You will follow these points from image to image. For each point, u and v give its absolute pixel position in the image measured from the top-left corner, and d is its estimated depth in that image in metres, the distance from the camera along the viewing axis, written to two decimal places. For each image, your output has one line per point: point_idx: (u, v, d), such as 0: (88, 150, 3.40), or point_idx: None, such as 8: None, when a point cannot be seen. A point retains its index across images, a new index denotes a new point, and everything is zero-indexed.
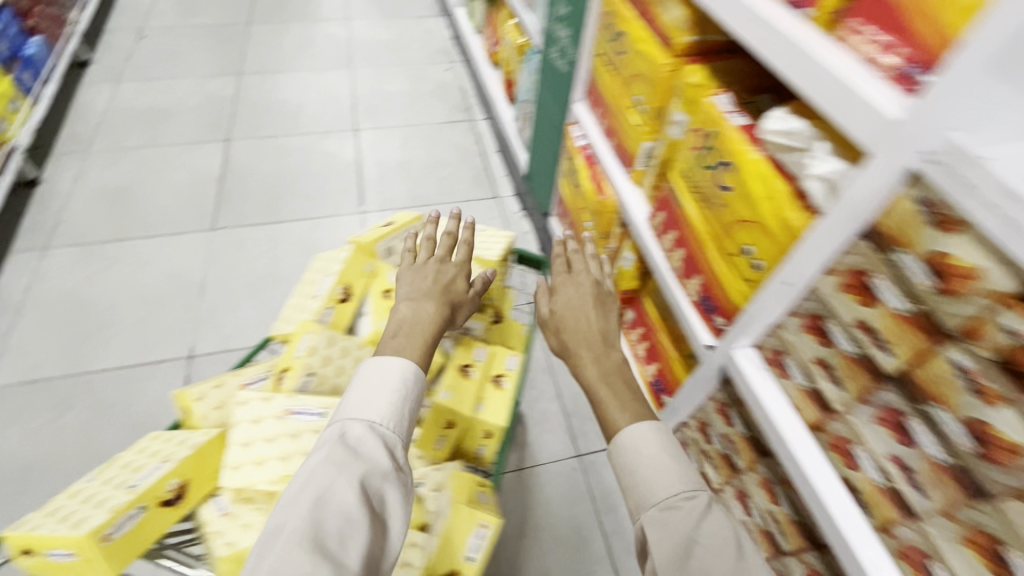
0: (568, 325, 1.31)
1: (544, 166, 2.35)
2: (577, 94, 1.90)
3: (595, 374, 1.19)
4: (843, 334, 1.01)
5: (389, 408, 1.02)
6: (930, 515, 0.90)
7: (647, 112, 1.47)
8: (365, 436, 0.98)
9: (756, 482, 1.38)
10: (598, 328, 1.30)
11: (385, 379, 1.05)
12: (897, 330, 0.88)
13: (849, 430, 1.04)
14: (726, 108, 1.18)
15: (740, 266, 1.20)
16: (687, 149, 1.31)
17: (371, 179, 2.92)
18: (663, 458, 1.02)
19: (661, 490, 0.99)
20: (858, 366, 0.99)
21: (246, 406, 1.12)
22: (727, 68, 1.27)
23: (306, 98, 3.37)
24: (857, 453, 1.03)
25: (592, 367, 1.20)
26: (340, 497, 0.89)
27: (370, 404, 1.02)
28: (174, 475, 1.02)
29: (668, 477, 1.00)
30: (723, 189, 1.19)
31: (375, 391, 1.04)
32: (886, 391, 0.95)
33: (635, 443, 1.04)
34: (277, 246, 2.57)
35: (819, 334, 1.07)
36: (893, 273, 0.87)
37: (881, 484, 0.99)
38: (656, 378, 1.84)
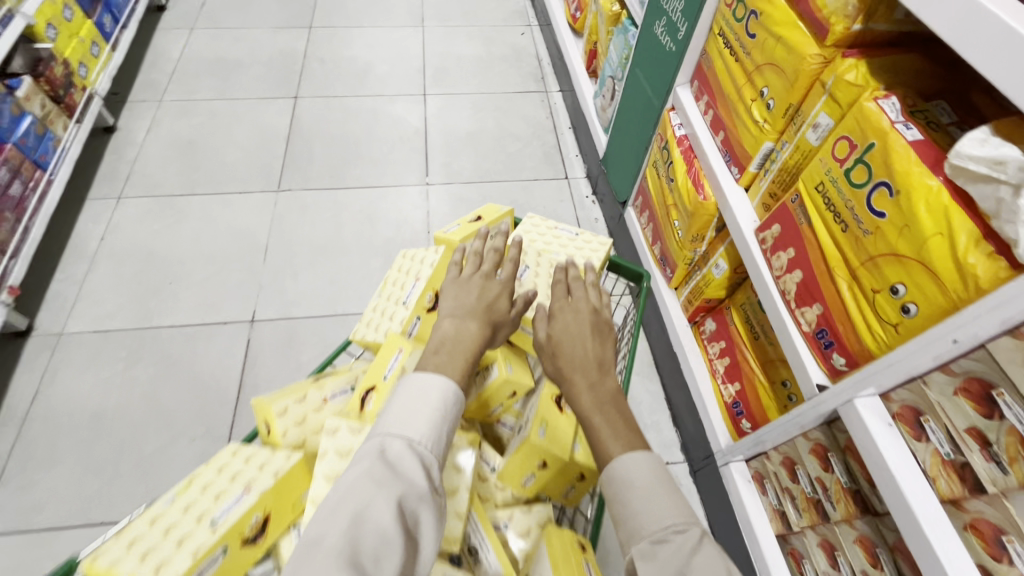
0: (564, 351, 1.00)
1: (628, 152, 2.17)
2: (682, 77, 1.71)
3: (592, 404, 0.93)
4: (1019, 409, 0.84)
5: (433, 423, 0.84)
6: None
7: (776, 109, 1.28)
8: (405, 454, 0.79)
9: (853, 537, 1.23)
10: (594, 355, 1.00)
11: (428, 388, 0.86)
12: None
13: (1000, 515, 0.89)
14: (892, 116, 0.98)
15: (881, 306, 1.02)
16: (828, 159, 1.12)
17: (438, 148, 2.80)
18: (650, 487, 0.83)
19: (650, 525, 0.80)
20: None
21: (333, 434, 0.91)
22: (895, 65, 1.05)
23: (376, 56, 3.25)
24: (1008, 545, 0.87)
25: (591, 400, 0.94)
26: (374, 533, 0.70)
27: (409, 417, 0.83)
28: (257, 512, 0.86)
29: (657, 510, 0.81)
30: (873, 214, 1.01)
31: (416, 400, 0.85)
32: None
33: (617, 472, 0.86)
34: (341, 213, 2.51)
35: (983, 402, 0.90)
36: None
37: None
38: (735, 399, 1.69)
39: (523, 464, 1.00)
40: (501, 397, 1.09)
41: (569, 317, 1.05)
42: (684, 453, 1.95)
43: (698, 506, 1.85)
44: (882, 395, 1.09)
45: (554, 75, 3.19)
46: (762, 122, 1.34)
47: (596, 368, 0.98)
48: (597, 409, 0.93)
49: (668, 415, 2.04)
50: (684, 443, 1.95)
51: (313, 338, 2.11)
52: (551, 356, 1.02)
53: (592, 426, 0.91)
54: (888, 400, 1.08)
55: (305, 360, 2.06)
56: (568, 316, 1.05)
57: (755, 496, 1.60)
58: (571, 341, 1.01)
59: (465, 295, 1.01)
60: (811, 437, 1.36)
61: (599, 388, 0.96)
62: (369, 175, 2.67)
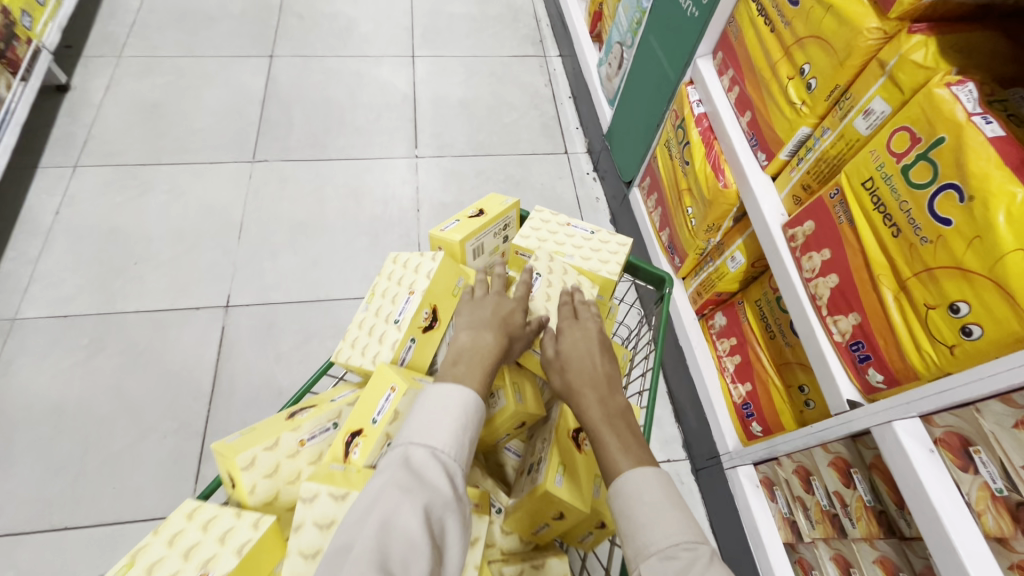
0: (573, 364, 0.88)
1: (636, 128, 2.00)
2: (704, 48, 1.54)
3: (605, 420, 0.81)
4: None
5: (458, 429, 0.73)
6: None
7: (819, 90, 1.13)
8: (430, 463, 0.68)
9: (873, 559, 1.16)
10: (605, 372, 0.88)
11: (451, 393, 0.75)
12: None
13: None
14: (967, 107, 0.84)
15: (935, 324, 0.91)
16: (880, 152, 0.99)
17: (428, 117, 2.59)
18: (658, 501, 0.71)
19: (655, 542, 0.67)
20: None
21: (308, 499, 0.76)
22: (969, 45, 0.90)
23: (360, 12, 2.97)
24: None
25: (601, 415, 0.82)
26: (402, 548, 0.58)
27: (430, 423, 0.72)
28: None
29: (662, 527, 0.69)
30: (936, 220, 0.88)
31: (437, 405, 0.74)
32: None
33: (623, 484, 0.74)
34: (323, 187, 2.32)
35: None
36: None
37: None
38: (745, 400, 1.60)
39: (535, 513, 0.87)
40: (507, 426, 0.96)
41: (575, 334, 0.92)
42: (686, 450, 1.87)
43: (699, 505, 1.78)
44: (924, 419, 0.99)
45: (553, 38, 2.95)
46: (800, 104, 1.19)
47: (608, 387, 0.86)
48: (608, 423, 0.81)
49: (670, 410, 1.95)
50: (687, 440, 1.86)
51: (293, 326, 1.96)
52: (558, 373, 0.89)
53: (605, 450, 0.79)
54: (930, 424, 0.98)
55: (284, 350, 1.91)
56: (577, 333, 0.92)
57: (763, 501, 1.52)
58: (580, 355, 0.89)
59: (479, 309, 0.91)
60: (831, 450, 1.27)
61: (612, 406, 0.84)
62: (352, 145, 2.46)
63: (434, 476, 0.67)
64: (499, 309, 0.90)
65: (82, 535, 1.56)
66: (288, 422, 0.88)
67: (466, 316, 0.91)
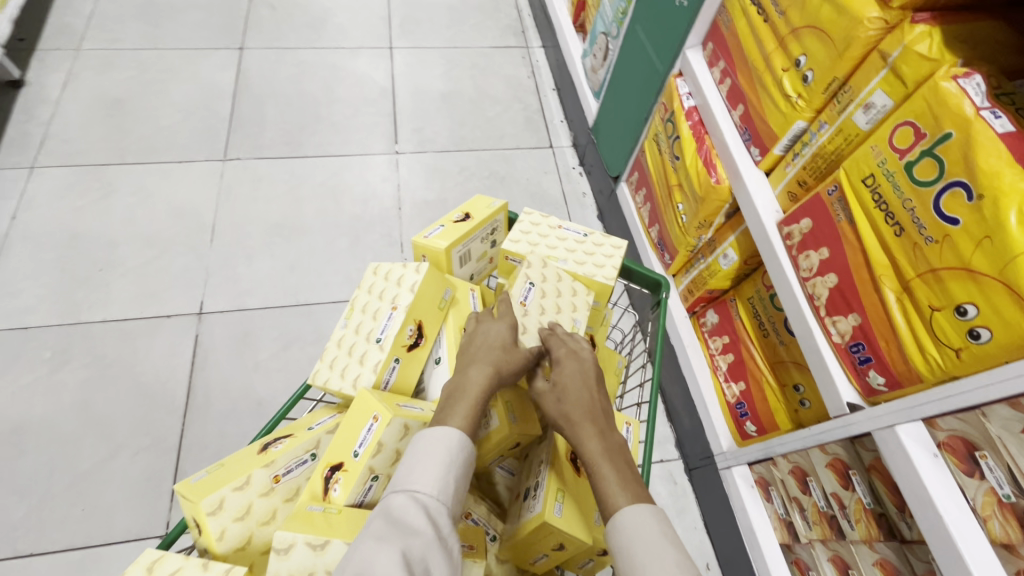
0: (570, 393, 0.83)
1: (623, 121, 1.95)
2: (693, 38, 1.48)
3: (604, 454, 0.77)
4: None
5: (442, 474, 0.72)
6: None
7: (816, 83, 1.09)
8: (411, 508, 0.67)
9: (873, 561, 1.14)
10: (602, 404, 0.84)
11: (433, 436, 0.74)
12: None
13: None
14: (975, 101, 0.81)
15: (940, 326, 0.87)
16: (882, 148, 0.95)
17: (408, 111, 2.50)
18: (652, 538, 0.69)
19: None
20: None
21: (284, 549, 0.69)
22: (974, 36, 0.87)
23: (334, 2, 2.85)
24: None
25: (601, 449, 0.77)
26: None
27: (413, 469, 0.72)
28: None
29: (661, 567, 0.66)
30: (942, 219, 0.84)
31: (420, 449, 0.74)
32: None
33: (619, 522, 0.71)
34: (299, 186, 2.22)
35: None
36: None
37: None
38: (739, 399, 1.57)
39: (533, 543, 0.83)
40: (501, 448, 0.91)
41: (573, 364, 0.86)
42: (679, 450, 1.85)
43: (693, 505, 1.76)
44: (926, 422, 0.97)
45: (535, 29, 2.88)
46: (795, 97, 1.15)
47: (604, 421, 0.82)
48: (605, 456, 0.77)
49: (662, 409, 1.92)
50: (679, 439, 1.83)
51: (271, 333, 1.88)
52: (551, 403, 0.83)
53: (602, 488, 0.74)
54: (933, 428, 0.95)
55: (262, 358, 1.83)
56: (574, 363, 0.86)
57: (758, 501, 1.50)
58: (577, 385, 0.84)
59: (474, 340, 0.85)
60: (829, 451, 1.25)
61: (610, 439, 0.79)
62: (329, 142, 2.36)
63: (414, 521, 0.66)
64: (492, 338, 0.85)
65: (49, 562, 1.47)
66: (260, 457, 0.81)
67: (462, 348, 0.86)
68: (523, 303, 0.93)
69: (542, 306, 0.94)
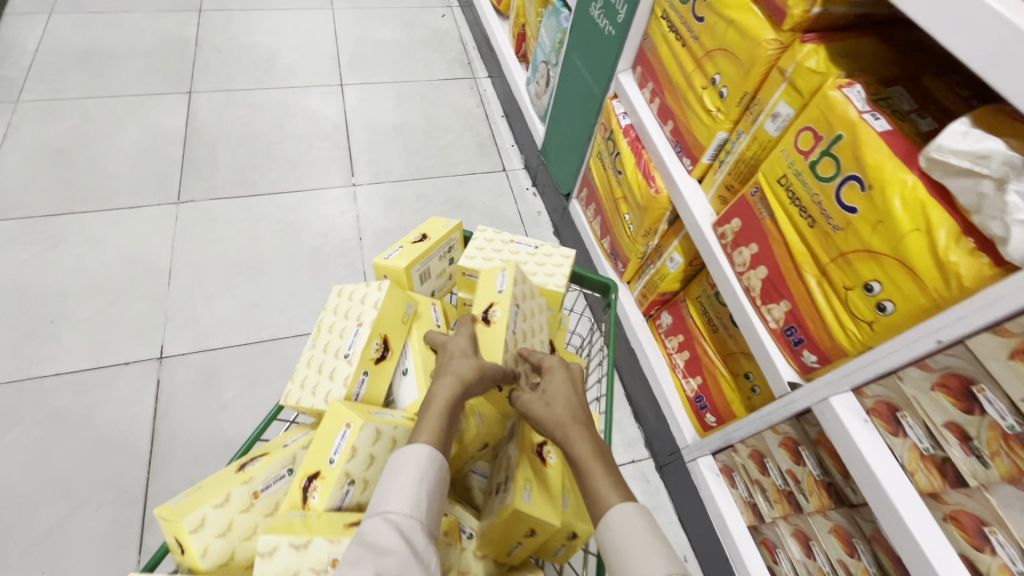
0: (558, 400, 0.88)
1: (569, 142, 2.07)
2: (623, 63, 1.61)
3: (594, 456, 0.81)
4: (1000, 404, 0.83)
5: (416, 493, 0.75)
6: None
7: (730, 97, 1.22)
8: (384, 530, 0.70)
9: (828, 529, 1.22)
10: (584, 408, 0.89)
11: (404, 460, 0.77)
12: None
13: (984, 510, 0.88)
14: (858, 106, 0.94)
15: (855, 303, 0.98)
16: (789, 151, 1.08)
17: (362, 144, 2.56)
18: (640, 535, 0.73)
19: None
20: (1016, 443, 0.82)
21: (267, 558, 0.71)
22: (853, 51, 1.01)
23: (282, 43, 2.91)
24: (992, 535, 0.87)
25: (590, 451, 0.81)
26: None
27: (387, 494, 0.75)
28: None
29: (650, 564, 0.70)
30: (844, 209, 0.96)
31: (394, 473, 0.76)
32: None
33: (608, 519, 0.75)
34: (257, 223, 2.23)
35: (960, 397, 0.89)
36: None
37: None
38: (697, 394, 1.66)
39: (507, 533, 0.87)
40: (471, 449, 0.98)
41: (562, 373, 0.92)
42: (649, 449, 1.91)
43: (667, 502, 1.82)
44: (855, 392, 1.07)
45: (480, 60, 3.02)
46: (715, 111, 1.28)
47: (589, 423, 0.87)
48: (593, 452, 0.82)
49: (629, 412, 1.99)
50: (649, 438, 1.90)
51: (237, 372, 1.86)
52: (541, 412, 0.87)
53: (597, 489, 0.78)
54: (862, 396, 1.05)
55: (229, 397, 1.81)
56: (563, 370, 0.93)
57: (724, 488, 1.57)
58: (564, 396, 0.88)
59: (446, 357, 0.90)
60: (780, 431, 1.33)
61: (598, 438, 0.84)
62: (285, 178, 2.39)
63: (387, 542, 0.69)
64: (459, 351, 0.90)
65: None
66: (238, 475, 0.83)
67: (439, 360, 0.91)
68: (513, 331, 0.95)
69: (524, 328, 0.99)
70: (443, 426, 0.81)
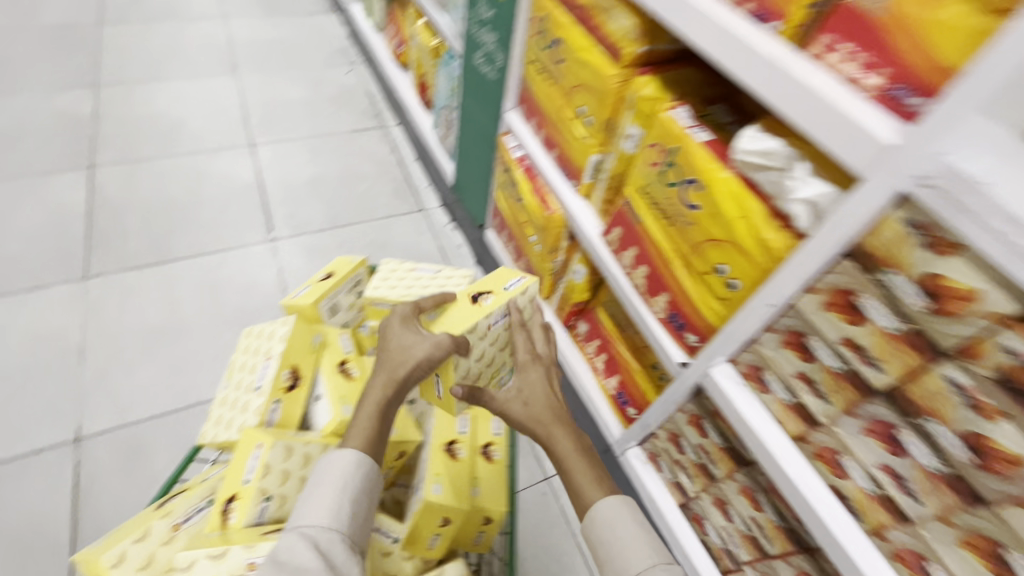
0: (534, 399, 1.12)
1: (475, 177, 2.22)
2: (509, 102, 1.80)
3: (575, 454, 1.05)
4: (827, 350, 1.01)
5: (337, 503, 0.89)
6: (925, 520, 0.93)
7: (594, 124, 1.41)
8: (299, 543, 0.83)
9: (737, 490, 1.37)
10: (555, 404, 1.12)
11: (325, 475, 0.91)
12: (888, 347, 0.89)
13: (836, 441, 1.05)
14: (686, 123, 1.14)
15: (713, 285, 1.16)
16: (644, 164, 1.26)
17: (278, 200, 2.61)
18: (623, 525, 0.96)
19: (633, 563, 0.91)
20: (844, 382, 1.00)
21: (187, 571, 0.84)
22: (679, 79, 1.22)
23: (186, 110, 2.94)
24: (845, 463, 1.05)
25: (570, 449, 1.05)
26: None
27: (311, 507, 0.88)
28: None
29: (639, 552, 0.92)
30: (690, 208, 1.14)
31: (318, 487, 0.91)
32: (875, 403, 0.96)
33: (595, 510, 0.98)
34: (175, 288, 2.21)
35: (801, 350, 1.06)
36: (882, 293, 0.87)
37: (872, 492, 1.01)
38: (619, 391, 1.79)
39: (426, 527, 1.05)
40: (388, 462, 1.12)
41: (537, 373, 1.17)
42: None
43: None
44: (731, 361, 1.23)
45: (389, 109, 3.17)
46: (586, 137, 1.47)
47: (568, 422, 1.10)
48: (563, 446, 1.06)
49: None
50: None
51: (163, 443, 1.81)
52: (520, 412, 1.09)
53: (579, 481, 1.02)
54: (736, 363, 1.22)
55: (158, 469, 1.75)
56: (540, 376, 1.17)
57: (653, 474, 1.70)
58: (542, 404, 1.11)
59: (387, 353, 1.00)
60: (686, 410, 1.47)
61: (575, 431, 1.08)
62: (201, 241, 2.38)
63: (302, 557, 0.81)
64: (407, 341, 1.01)
65: None
66: (158, 511, 0.99)
67: (381, 352, 1.01)
68: (489, 324, 1.15)
69: (495, 333, 1.19)
70: (373, 430, 0.95)
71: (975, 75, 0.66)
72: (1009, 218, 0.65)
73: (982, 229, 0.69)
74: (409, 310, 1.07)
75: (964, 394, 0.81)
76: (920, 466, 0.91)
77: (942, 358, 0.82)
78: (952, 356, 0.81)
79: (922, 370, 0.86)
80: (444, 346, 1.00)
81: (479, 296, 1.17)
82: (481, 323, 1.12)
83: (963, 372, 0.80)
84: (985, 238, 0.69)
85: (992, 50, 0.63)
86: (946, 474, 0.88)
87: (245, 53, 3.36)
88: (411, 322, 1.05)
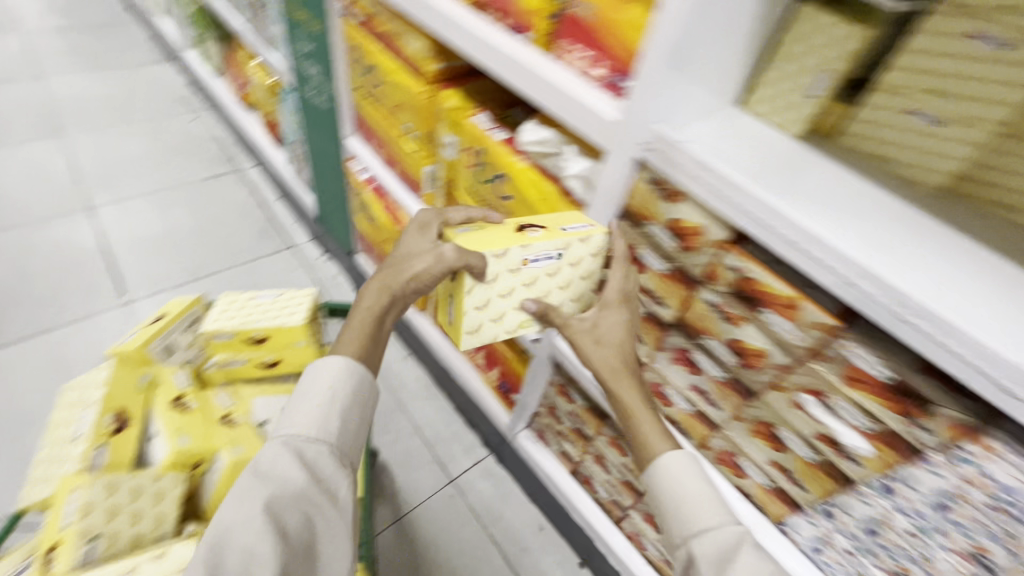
0: (604, 334, 1.00)
1: (335, 205, 2.25)
2: (347, 129, 1.87)
3: (642, 404, 0.95)
4: None
5: (325, 415, 0.86)
6: (728, 423, 1.09)
7: (419, 138, 1.51)
8: (285, 456, 0.82)
9: (606, 443, 1.51)
10: (631, 352, 1.00)
11: (312, 387, 0.88)
12: (665, 286, 1.06)
13: (657, 376, 1.21)
14: (487, 125, 1.27)
15: None
16: (464, 168, 1.38)
17: (127, 260, 2.44)
18: (687, 480, 0.87)
19: (706, 523, 0.83)
20: (648, 324, 1.16)
21: None
22: (479, 89, 1.38)
23: (3, 181, 2.66)
24: (668, 393, 1.19)
25: (637, 399, 0.96)
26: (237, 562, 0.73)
27: (297, 415, 0.87)
28: None
29: (711, 514, 0.84)
30: (505, 199, 1.27)
31: (307, 397, 0.88)
32: (672, 336, 1.13)
33: (662, 464, 0.90)
34: (10, 373, 1.99)
35: None
36: (650, 243, 1.05)
37: (691, 411, 1.17)
38: (501, 381, 1.89)
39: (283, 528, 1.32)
40: None
41: (614, 316, 1.01)
42: (488, 447, 2.10)
43: (512, 487, 2.01)
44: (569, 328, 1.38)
45: (243, 152, 3.09)
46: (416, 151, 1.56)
47: (636, 369, 0.99)
48: (611, 374, 0.97)
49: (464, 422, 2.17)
50: (483, 439, 2.08)
51: None
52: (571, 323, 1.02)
53: (627, 405, 0.96)
54: None
55: None
56: (621, 313, 1.01)
57: (545, 450, 1.82)
58: (625, 329, 1.01)
59: (395, 259, 0.98)
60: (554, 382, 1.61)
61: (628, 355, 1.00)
62: (37, 318, 2.17)
63: (288, 471, 0.81)
64: (417, 248, 0.99)
65: None
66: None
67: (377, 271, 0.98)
68: (527, 260, 0.97)
69: (538, 275, 1.00)
70: (367, 337, 0.94)
71: (651, 55, 0.83)
72: (700, 163, 0.84)
73: (688, 177, 0.87)
74: (435, 229, 1.02)
75: (719, 310, 0.98)
76: (712, 379, 1.08)
77: (700, 286, 1.00)
78: (704, 283, 0.99)
79: (691, 298, 1.03)
80: (444, 262, 0.90)
81: (533, 229, 1.00)
82: (516, 252, 0.95)
83: (716, 293, 0.98)
84: (690, 182, 0.87)
85: (656, 34, 0.81)
86: (729, 379, 1.05)
87: (57, 113, 3.08)
88: (429, 230, 1.01)
